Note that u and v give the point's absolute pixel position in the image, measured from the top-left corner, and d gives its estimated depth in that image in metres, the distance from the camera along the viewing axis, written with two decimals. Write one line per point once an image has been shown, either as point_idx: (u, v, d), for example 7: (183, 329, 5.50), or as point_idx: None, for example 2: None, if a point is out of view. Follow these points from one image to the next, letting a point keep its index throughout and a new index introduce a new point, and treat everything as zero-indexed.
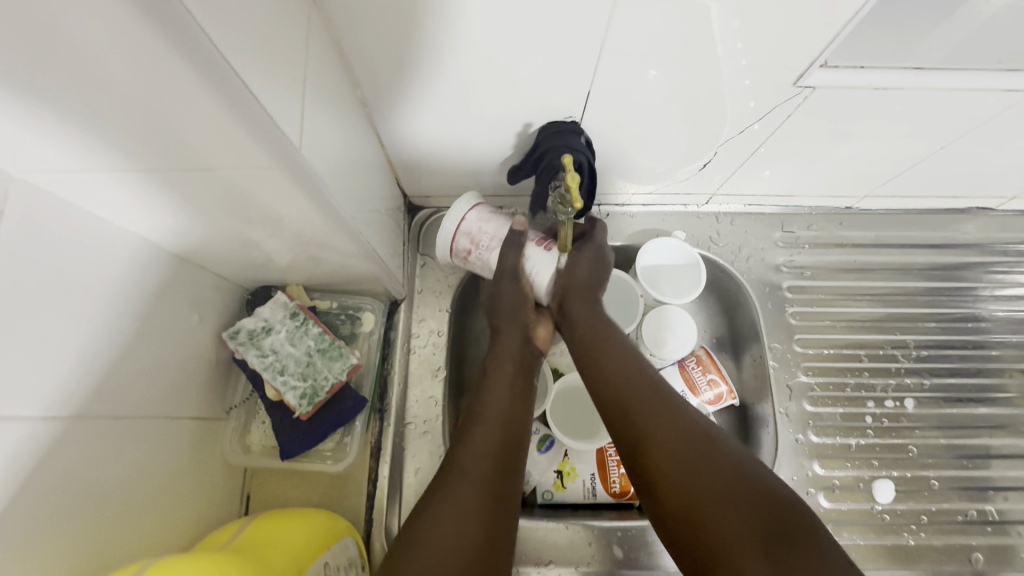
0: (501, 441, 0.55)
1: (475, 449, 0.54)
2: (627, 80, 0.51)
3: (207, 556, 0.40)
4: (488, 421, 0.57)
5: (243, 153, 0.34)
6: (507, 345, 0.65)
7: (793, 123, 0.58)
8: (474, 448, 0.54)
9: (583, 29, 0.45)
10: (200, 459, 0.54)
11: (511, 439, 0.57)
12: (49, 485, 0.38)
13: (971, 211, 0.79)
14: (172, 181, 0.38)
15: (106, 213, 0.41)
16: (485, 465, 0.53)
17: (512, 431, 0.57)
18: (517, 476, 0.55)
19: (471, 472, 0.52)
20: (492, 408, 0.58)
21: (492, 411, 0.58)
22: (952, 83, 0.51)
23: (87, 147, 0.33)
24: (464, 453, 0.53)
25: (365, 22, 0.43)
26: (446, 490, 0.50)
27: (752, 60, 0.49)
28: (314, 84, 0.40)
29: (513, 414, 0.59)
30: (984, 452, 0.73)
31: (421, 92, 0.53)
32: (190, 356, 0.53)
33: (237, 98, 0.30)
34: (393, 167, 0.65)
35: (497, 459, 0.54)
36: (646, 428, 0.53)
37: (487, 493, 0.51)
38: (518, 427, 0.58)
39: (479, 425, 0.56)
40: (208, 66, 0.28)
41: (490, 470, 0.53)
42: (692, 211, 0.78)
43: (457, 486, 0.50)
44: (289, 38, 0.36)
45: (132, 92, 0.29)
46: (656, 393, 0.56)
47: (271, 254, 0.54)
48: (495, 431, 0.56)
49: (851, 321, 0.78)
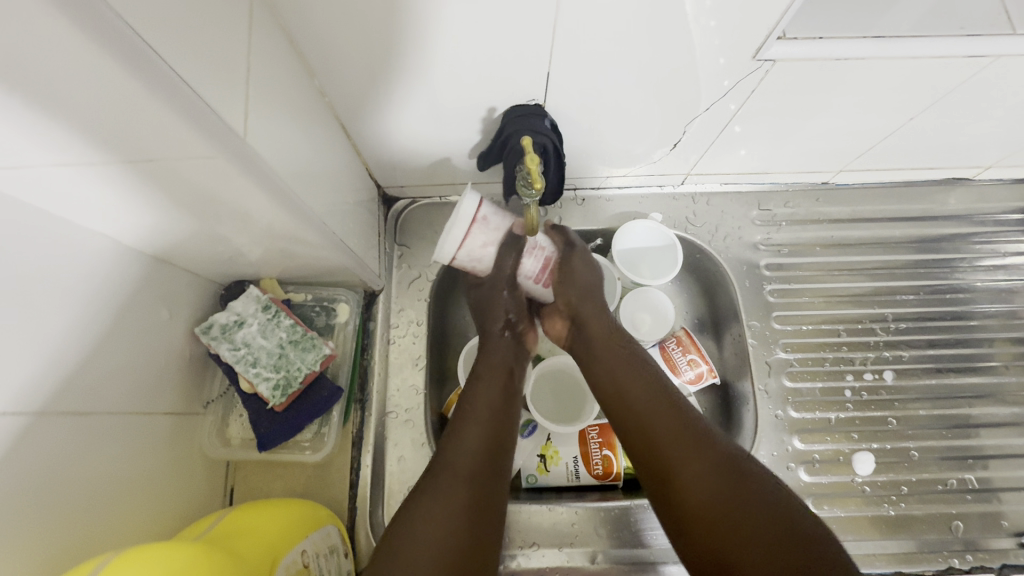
0: (490, 437, 0.56)
1: (464, 448, 0.54)
2: (586, 63, 0.51)
3: (179, 546, 0.41)
4: (478, 421, 0.57)
5: (186, 145, 0.34)
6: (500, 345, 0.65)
7: (760, 98, 0.57)
8: (461, 447, 0.54)
9: (535, 10, 0.44)
10: (176, 454, 0.55)
11: (502, 436, 0.57)
12: (19, 478, 0.38)
13: (948, 182, 0.79)
14: (120, 175, 0.38)
15: (62, 213, 0.41)
16: (476, 464, 0.53)
17: (502, 428, 0.57)
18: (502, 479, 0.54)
19: (460, 474, 0.52)
20: (480, 407, 0.58)
21: (482, 408, 0.58)
22: (917, 50, 0.51)
23: (30, 143, 0.33)
24: (454, 452, 0.54)
25: (315, 10, 0.43)
26: (436, 490, 0.50)
27: (721, 37, 0.48)
28: (261, 76, 0.40)
29: (501, 412, 0.59)
30: (965, 422, 0.74)
31: (382, 80, 0.52)
32: (161, 352, 0.53)
33: (172, 87, 0.30)
34: (362, 159, 0.65)
35: (488, 458, 0.54)
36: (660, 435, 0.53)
37: (477, 492, 0.51)
38: (507, 425, 0.58)
39: (469, 425, 0.56)
40: (136, 56, 0.28)
41: (481, 470, 0.53)
42: (668, 192, 0.78)
43: (446, 485, 0.50)
44: (228, 29, 0.35)
45: (63, 84, 0.28)
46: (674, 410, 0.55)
47: (239, 249, 0.54)
48: (485, 429, 0.56)
49: (830, 296, 0.78)
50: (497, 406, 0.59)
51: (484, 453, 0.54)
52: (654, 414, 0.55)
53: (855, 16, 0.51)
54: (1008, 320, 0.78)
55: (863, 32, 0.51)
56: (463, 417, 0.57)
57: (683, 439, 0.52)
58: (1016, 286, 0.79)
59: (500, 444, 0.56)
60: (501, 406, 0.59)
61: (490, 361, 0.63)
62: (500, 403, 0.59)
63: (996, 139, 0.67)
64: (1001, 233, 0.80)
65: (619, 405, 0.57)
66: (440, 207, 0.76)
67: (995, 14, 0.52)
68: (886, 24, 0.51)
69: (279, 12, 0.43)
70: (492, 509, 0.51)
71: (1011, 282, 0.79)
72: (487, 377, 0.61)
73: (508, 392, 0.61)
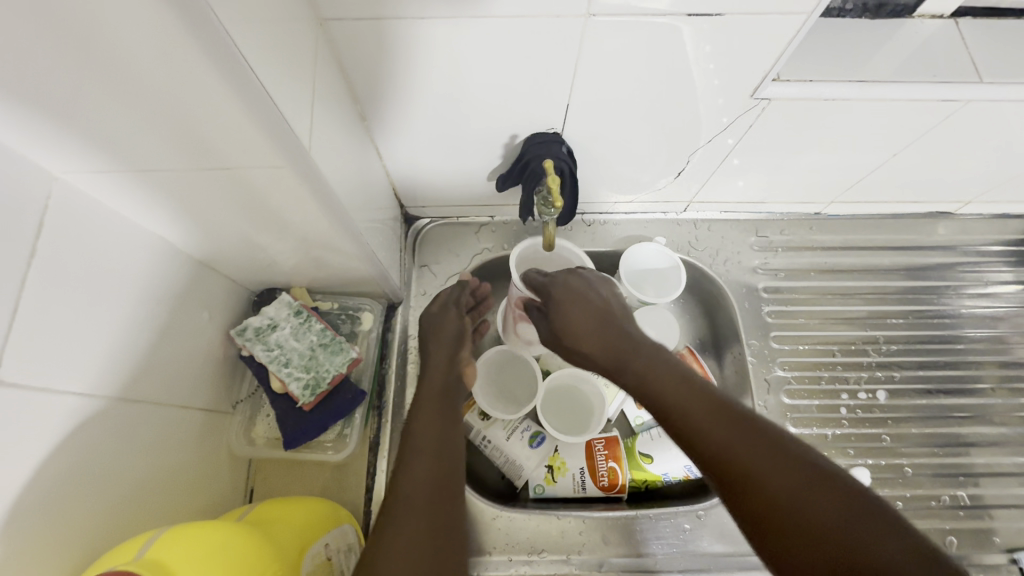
0: (439, 460, 0.54)
1: (418, 479, 0.52)
2: (601, 97, 0.57)
3: (220, 526, 0.44)
4: (426, 450, 0.55)
5: (259, 153, 0.39)
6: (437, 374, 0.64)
7: (755, 133, 0.63)
8: (416, 479, 0.52)
9: (559, 49, 0.50)
10: (206, 450, 0.57)
11: (450, 464, 0.55)
12: (84, 452, 0.41)
13: (933, 215, 0.85)
14: (194, 180, 0.42)
15: (134, 211, 0.45)
16: (429, 492, 0.51)
17: (449, 455, 0.56)
18: (456, 497, 0.53)
19: (418, 506, 0.50)
20: (424, 435, 0.56)
21: (424, 440, 0.56)
22: (896, 93, 0.56)
23: (124, 148, 0.37)
24: (409, 484, 0.51)
25: (365, 44, 0.49)
26: (398, 520, 0.48)
27: (719, 77, 0.54)
28: (320, 99, 0.45)
29: (445, 437, 0.57)
30: (956, 441, 0.77)
31: (416, 108, 0.58)
32: (200, 351, 0.57)
33: (257, 101, 0.35)
34: (390, 179, 0.71)
35: (440, 486, 0.52)
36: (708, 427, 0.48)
37: (436, 515, 0.49)
38: (453, 449, 0.57)
39: (418, 456, 0.54)
40: (235, 74, 0.32)
41: (435, 497, 0.51)
42: (672, 218, 0.83)
43: (402, 511, 0.49)
44: (299, 60, 0.41)
45: (169, 93, 0.33)
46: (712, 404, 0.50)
47: (277, 256, 0.58)
48: (433, 455, 0.55)
49: (825, 318, 0.82)
50: (440, 431, 0.58)
51: (435, 480, 0.52)
52: (721, 435, 0.47)
53: (841, 63, 0.57)
54: (995, 344, 0.82)
55: (848, 76, 0.56)
56: (411, 445, 0.55)
57: (721, 432, 0.48)
58: (1000, 313, 0.84)
59: (451, 469, 0.55)
60: (447, 429, 0.58)
61: (430, 390, 0.62)
62: (443, 426, 0.58)
63: (973, 175, 0.73)
64: (984, 264, 0.85)
65: (702, 447, 0.48)
66: (457, 227, 0.81)
67: (965, 64, 0.58)
68: (869, 70, 0.57)
69: (334, 46, 0.49)
70: (451, 528, 0.49)
71: (995, 309, 0.84)
72: (428, 405, 0.60)
73: (450, 415, 0.60)
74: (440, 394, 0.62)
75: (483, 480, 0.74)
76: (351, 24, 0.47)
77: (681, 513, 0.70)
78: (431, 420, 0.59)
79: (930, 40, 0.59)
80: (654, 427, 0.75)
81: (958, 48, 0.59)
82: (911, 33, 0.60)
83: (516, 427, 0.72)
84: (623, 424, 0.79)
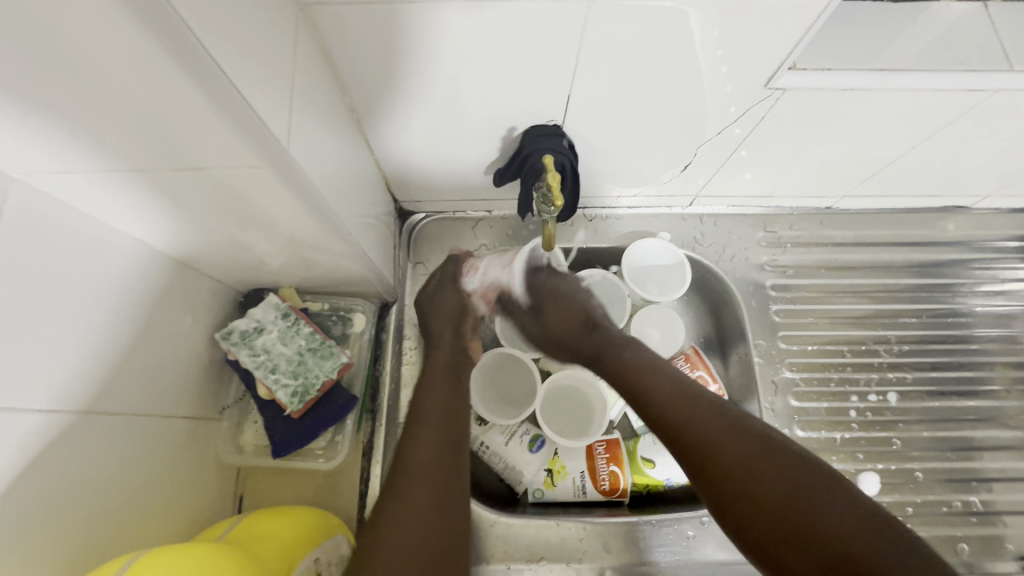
0: (447, 434, 0.54)
1: (422, 451, 0.51)
2: (604, 87, 0.53)
3: (199, 549, 0.41)
4: (433, 420, 0.54)
5: (232, 153, 0.36)
6: (445, 349, 0.64)
7: (767, 125, 0.60)
8: (422, 450, 0.51)
9: (558, 35, 0.47)
10: (190, 459, 0.55)
11: (457, 435, 0.54)
12: (51, 473, 0.39)
13: (948, 209, 0.81)
14: (165, 181, 0.39)
15: (102, 213, 0.42)
16: (434, 465, 0.50)
17: (456, 428, 0.55)
18: (463, 471, 0.52)
19: (426, 478, 0.49)
20: (431, 408, 0.56)
21: (431, 413, 0.55)
22: (919, 83, 0.53)
23: (84, 148, 0.34)
24: (413, 457, 0.51)
25: (350, 31, 0.46)
26: (403, 490, 0.48)
27: (728, 65, 0.51)
28: (301, 90, 0.42)
29: (453, 411, 0.56)
30: (968, 444, 0.75)
31: (408, 99, 0.54)
32: (182, 357, 0.54)
33: (225, 97, 0.32)
34: (383, 173, 0.67)
35: (445, 456, 0.52)
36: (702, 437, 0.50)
37: (441, 491, 0.49)
38: (460, 422, 0.56)
39: (426, 425, 0.54)
40: (196, 67, 0.30)
41: (439, 470, 0.50)
42: (677, 213, 0.80)
43: (409, 487, 0.48)
44: (275, 48, 0.37)
45: (128, 90, 0.30)
46: (704, 414, 0.52)
47: (263, 256, 0.55)
48: (442, 428, 0.54)
49: (835, 317, 0.79)
50: (446, 402, 0.57)
51: (444, 453, 0.52)
52: (714, 441, 0.50)
53: (859, 50, 0.54)
54: (1009, 344, 0.80)
55: (867, 64, 0.53)
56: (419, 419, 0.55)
57: (714, 439, 0.50)
58: (1016, 312, 0.81)
59: (457, 441, 0.54)
60: (454, 402, 0.57)
61: (436, 364, 0.62)
62: (451, 399, 0.57)
63: (992, 169, 0.70)
64: (1001, 260, 0.82)
65: (712, 471, 0.49)
66: (454, 222, 0.78)
67: (993, 52, 0.54)
68: (889, 58, 0.53)
69: (317, 32, 0.46)
70: (455, 500, 0.49)
71: (1011, 307, 0.81)
72: (436, 379, 0.60)
73: (458, 391, 0.59)
74: (446, 369, 0.61)
75: (480, 486, 0.72)
76: (335, 9, 0.43)
77: (684, 519, 0.68)
78: (438, 392, 0.58)
79: (954, 25, 0.56)
80: None
81: (985, 34, 0.55)
82: (935, 18, 0.56)
83: (515, 431, 0.70)
84: (625, 427, 0.76)
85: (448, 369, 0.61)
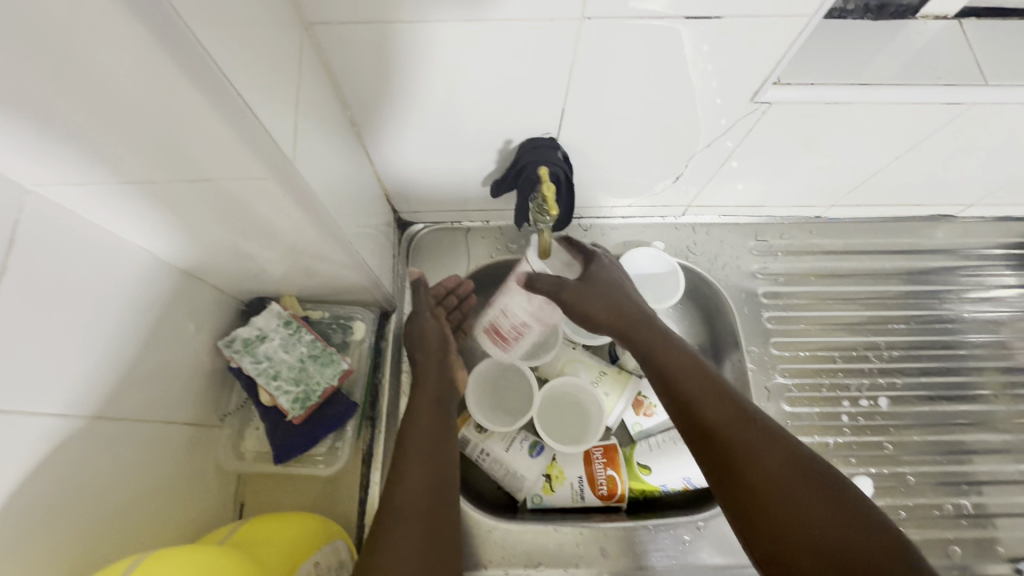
0: (433, 473, 0.53)
1: (411, 490, 0.51)
2: (597, 102, 0.55)
3: (201, 551, 0.42)
4: (420, 459, 0.54)
5: (239, 165, 0.37)
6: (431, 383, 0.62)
7: (756, 136, 0.62)
8: (409, 489, 0.51)
9: (553, 52, 0.49)
10: (192, 466, 0.56)
11: (443, 471, 0.54)
12: (58, 477, 0.40)
13: (935, 218, 0.83)
14: (172, 193, 0.40)
15: (109, 223, 0.43)
16: (424, 503, 0.51)
17: (444, 466, 0.55)
18: (449, 512, 0.52)
19: (411, 518, 0.49)
20: (418, 444, 0.55)
21: (419, 449, 0.55)
22: (901, 97, 0.55)
23: (95, 160, 0.35)
24: (402, 495, 0.51)
25: (353, 51, 0.48)
26: (389, 533, 0.48)
27: (718, 80, 0.53)
28: (305, 107, 0.44)
29: (438, 448, 0.56)
30: (959, 448, 0.76)
31: (407, 114, 0.56)
32: (184, 364, 0.55)
33: (235, 112, 0.33)
34: (382, 185, 0.69)
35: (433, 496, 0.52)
36: (726, 423, 0.52)
37: (429, 531, 0.49)
38: (447, 459, 0.56)
39: (412, 464, 0.53)
40: (207, 83, 0.31)
41: (429, 509, 0.51)
42: (670, 223, 0.82)
43: (399, 528, 0.48)
44: (282, 68, 0.39)
45: (142, 105, 0.32)
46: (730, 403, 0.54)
47: (265, 265, 0.56)
48: (428, 466, 0.54)
49: (826, 323, 0.81)
50: (435, 440, 0.57)
51: (429, 492, 0.52)
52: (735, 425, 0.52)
53: (841, 65, 0.56)
54: (997, 349, 0.81)
55: (846, 79, 0.55)
56: (405, 457, 0.54)
57: (741, 430, 0.51)
58: (1003, 318, 0.83)
59: (444, 477, 0.54)
60: (439, 437, 0.57)
61: (424, 397, 0.61)
62: (437, 435, 0.57)
63: (974, 179, 0.72)
64: (986, 267, 0.84)
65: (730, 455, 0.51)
66: (452, 232, 0.79)
67: (969, 68, 0.57)
68: (869, 73, 0.56)
69: (321, 50, 0.48)
70: (444, 540, 0.49)
71: (998, 313, 0.83)
72: (421, 412, 0.59)
73: (444, 426, 0.59)
74: (431, 401, 0.61)
75: (478, 492, 0.73)
76: (339, 29, 0.45)
77: (680, 524, 0.69)
78: (423, 429, 0.57)
79: (931, 41, 0.58)
80: (652, 435, 0.73)
81: (961, 51, 0.58)
82: (913, 36, 0.58)
83: (513, 438, 0.71)
84: (621, 433, 0.77)
85: (436, 404, 0.61)
